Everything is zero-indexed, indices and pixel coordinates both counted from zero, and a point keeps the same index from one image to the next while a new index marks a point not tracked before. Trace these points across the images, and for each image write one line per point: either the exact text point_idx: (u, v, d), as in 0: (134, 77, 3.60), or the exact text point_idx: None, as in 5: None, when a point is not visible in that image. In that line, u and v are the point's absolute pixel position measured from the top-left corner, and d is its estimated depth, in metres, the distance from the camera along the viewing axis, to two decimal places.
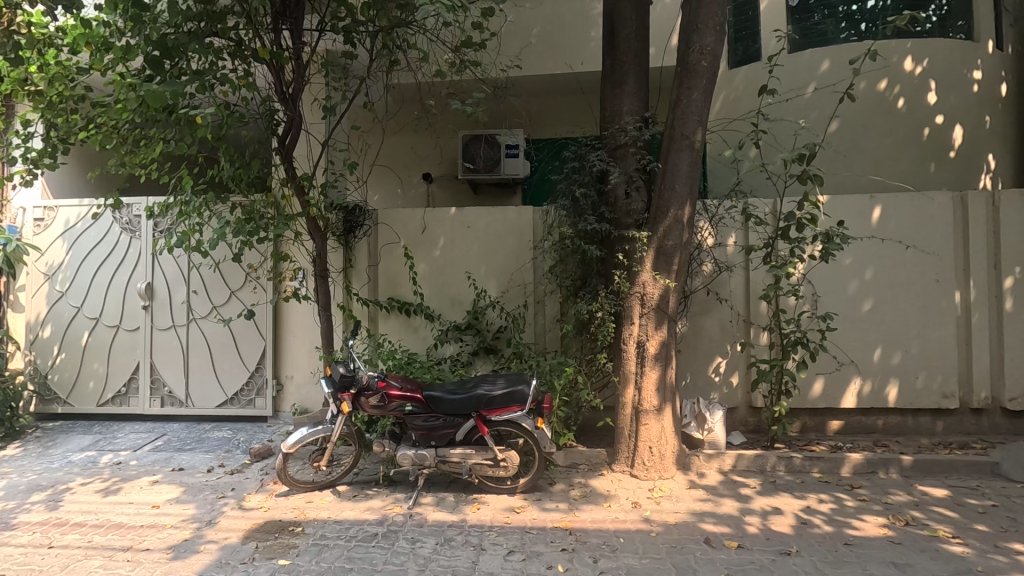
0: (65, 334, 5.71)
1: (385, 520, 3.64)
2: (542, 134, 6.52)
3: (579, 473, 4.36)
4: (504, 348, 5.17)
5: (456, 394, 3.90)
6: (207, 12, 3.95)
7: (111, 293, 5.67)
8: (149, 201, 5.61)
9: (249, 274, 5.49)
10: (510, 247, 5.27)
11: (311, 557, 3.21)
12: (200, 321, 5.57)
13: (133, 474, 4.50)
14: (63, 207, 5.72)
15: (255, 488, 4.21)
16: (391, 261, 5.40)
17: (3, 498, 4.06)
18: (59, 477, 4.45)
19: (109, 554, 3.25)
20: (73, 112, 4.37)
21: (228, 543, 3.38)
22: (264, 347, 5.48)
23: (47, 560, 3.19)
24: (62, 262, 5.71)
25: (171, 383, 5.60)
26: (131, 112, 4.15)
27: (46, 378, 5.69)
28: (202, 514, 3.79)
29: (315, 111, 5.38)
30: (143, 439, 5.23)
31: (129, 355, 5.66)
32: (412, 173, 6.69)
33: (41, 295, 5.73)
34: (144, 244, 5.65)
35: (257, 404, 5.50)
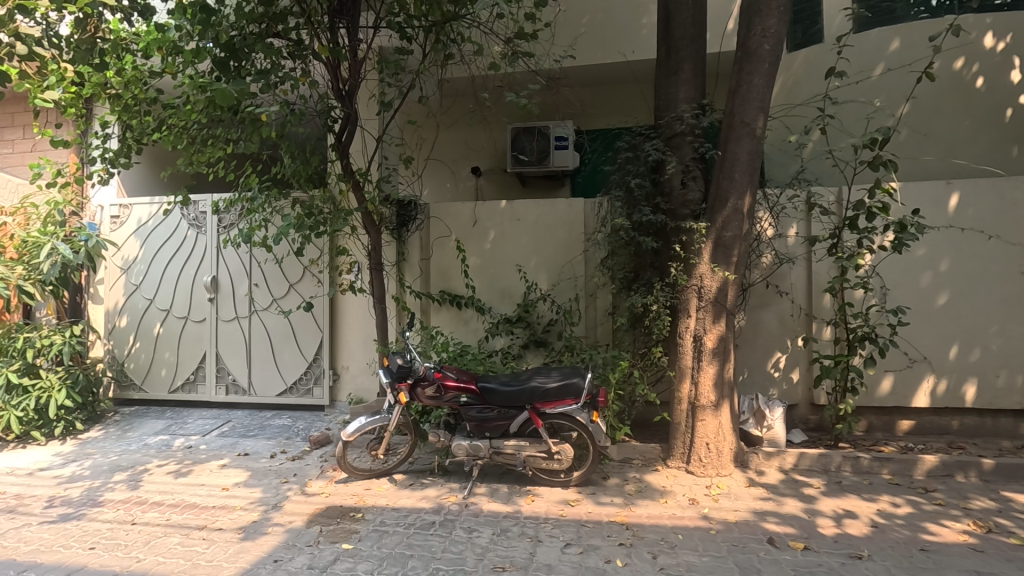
0: (139, 325, 6.06)
1: (442, 510, 3.70)
2: (593, 125, 6.40)
3: (634, 468, 4.31)
4: (556, 341, 5.16)
5: (511, 385, 3.91)
6: (269, 13, 4.08)
7: (180, 285, 5.97)
8: (214, 198, 5.87)
9: (308, 267, 5.67)
10: (561, 240, 5.23)
11: (372, 542, 3.29)
12: (262, 313, 5.79)
13: (203, 458, 4.74)
14: (136, 205, 6.06)
15: (316, 475, 4.36)
16: (443, 254, 5.47)
17: (90, 476, 4.35)
18: (137, 458, 4.74)
19: (186, 533, 3.43)
20: (147, 113, 4.59)
21: (293, 526, 3.51)
22: (321, 338, 5.66)
23: (131, 535, 3.41)
24: (137, 256, 6.05)
25: (236, 372, 5.85)
26: (198, 113, 4.30)
27: (122, 365, 6.06)
28: (268, 497, 3.96)
29: (371, 107, 5.48)
30: (211, 425, 5.50)
31: (196, 345, 5.95)
32: (461, 167, 6.73)
33: (118, 287, 6.10)
34: (209, 239, 5.91)
35: (315, 393, 5.69)
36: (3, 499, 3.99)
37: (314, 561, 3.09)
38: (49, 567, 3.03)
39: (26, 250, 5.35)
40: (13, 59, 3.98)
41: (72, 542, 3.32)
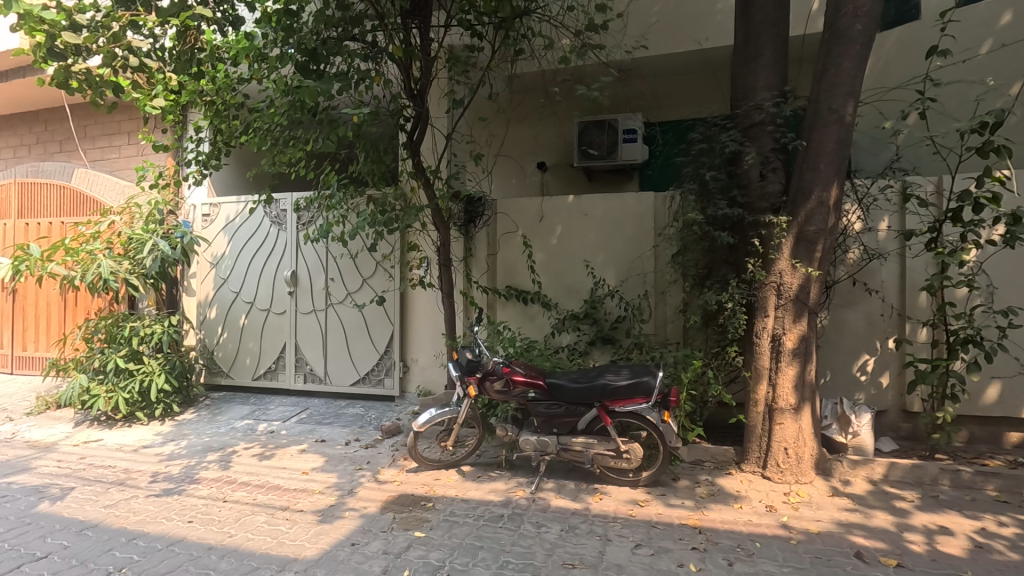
0: (226, 316, 6.49)
1: (510, 503, 3.74)
2: (666, 116, 6.28)
3: (705, 471, 4.17)
4: (624, 339, 5.07)
5: (580, 382, 3.87)
6: (346, 17, 4.22)
7: (263, 279, 6.34)
8: (294, 196, 6.18)
9: (381, 262, 5.87)
10: (629, 235, 5.14)
11: (443, 532, 3.36)
12: (337, 306, 6.05)
13: (284, 443, 5.02)
14: (224, 204, 6.48)
15: (388, 463, 4.51)
16: (510, 250, 5.49)
17: (186, 455, 4.72)
18: (226, 441, 5.09)
19: (271, 512, 3.65)
20: (234, 117, 4.89)
21: (368, 512, 3.65)
22: (392, 331, 5.85)
23: (223, 512, 3.66)
24: (224, 252, 6.47)
25: (313, 361, 6.15)
26: (280, 116, 4.48)
27: (212, 353, 6.52)
28: (344, 483, 4.15)
29: (441, 105, 5.60)
30: (290, 411, 5.82)
31: (277, 336, 6.30)
32: (527, 162, 6.74)
33: (208, 281, 6.56)
34: (289, 235, 6.24)
35: (386, 384, 5.88)
36: (114, 473, 4.39)
37: (388, 546, 3.19)
38: (154, 537, 3.31)
39: (131, 247, 5.86)
40: (122, 71, 4.35)
41: (173, 514, 3.61)
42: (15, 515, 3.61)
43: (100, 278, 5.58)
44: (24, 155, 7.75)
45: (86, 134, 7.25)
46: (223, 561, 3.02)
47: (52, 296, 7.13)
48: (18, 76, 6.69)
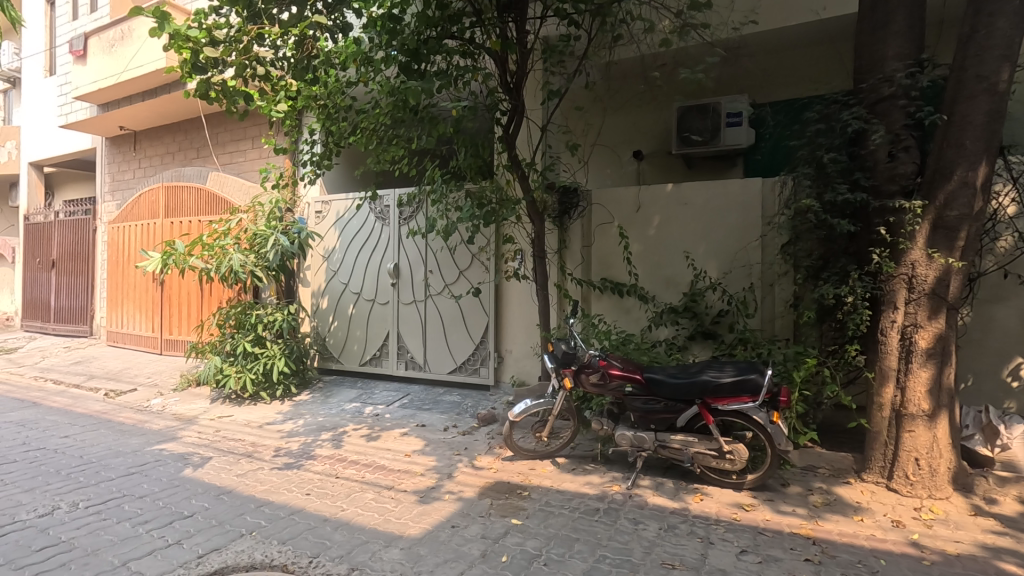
0: (337, 306, 6.97)
1: (605, 497, 3.69)
2: (776, 96, 5.90)
3: (819, 478, 3.87)
4: (726, 334, 4.81)
5: (680, 377, 3.73)
6: (445, 16, 4.30)
7: (368, 271, 6.74)
8: (397, 193, 6.50)
9: (477, 255, 6.01)
10: (734, 224, 4.86)
11: (539, 521, 3.39)
12: (436, 297, 6.28)
13: (388, 425, 5.32)
14: (334, 201, 6.96)
15: (484, 450, 4.62)
16: (606, 241, 5.40)
17: (303, 433, 5.14)
18: (337, 421, 5.48)
19: (378, 490, 3.88)
20: (344, 119, 5.10)
21: (466, 496, 3.77)
22: (488, 322, 5.97)
23: (336, 487, 3.96)
24: (335, 246, 6.95)
25: (413, 350, 6.44)
26: (385, 116, 4.69)
27: (324, 340, 7.03)
28: (443, 466, 4.32)
29: (536, 97, 5.63)
30: (393, 397, 6.14)
31: (381, 325, 6.66)
32: (623, 151, 6.61)
33: (321, 273, 7.08)
34: (391, 229, 6.56)
35: (481, 373, 6.02)
36: (243, 446, 4.89)
37: (486, 531, 3.27)
38: (278, 505, 3.63)
39: (256, 242, 6.47)
40: (249, 81, 4.78)
41: (294, 486, 3.95)
42: (167, 477, 4.13)
43: (231, 271, 6.23)
44: (172, 162, 8.86)
45: (218, 142, 8.15)
46: (337, 532, 3.25)
47: (192, 286, 8.05)
48: (165, 93, 7.61)
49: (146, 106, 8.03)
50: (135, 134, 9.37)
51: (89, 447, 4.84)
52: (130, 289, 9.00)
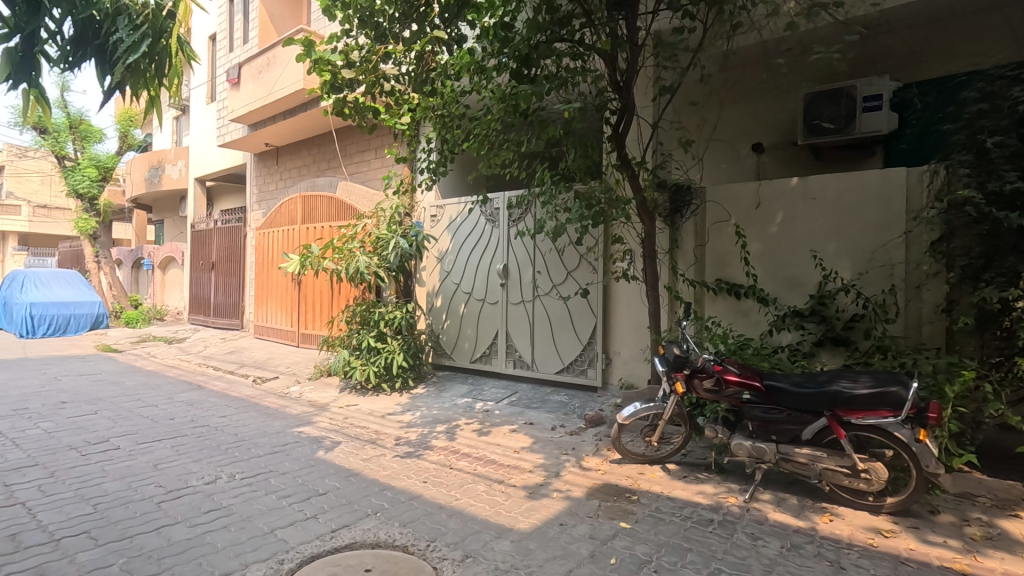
0: (449, 305, 7.32)
1: (721, 509, 3.53)
2: (926, 74, 5.27)
3: (978, 508, 3.40)
4: (862, 341, 4.37)
5: (805, 387, 3.47)
6: (554, 19, 4.36)
7: (479, 272, 6.99)
8: (507, 196, 6.68)
9: (585, 255, 6.01)
10: (871, 219, 4.41)
11: (649, 526, 3.32)
12: (544, 298, 6.37)
13: (498, 422, 5.49)
14: (448, 206, 7.33)
15: (592, 451, 4.61)
16: (721, 240, 5.15)
17: (420, 425, 5.47)
18: (450, 415, 5.76)
19: (489, 483, 4.03)
20: (458, 127, 5.17)
21: (574, 496, 3.79)
22: (596, 323, 5.94)
23: (451, 477, 4.17)
24: (448, 248, 7.31)
25: (521, 349, 6.56)
26: (496, 123, 4.81)
27: (438, 337, 7.41)
28: (551, 465, 4.38)
29: (647, 95, 5.52)
30: (502, 394, 6.32)
31: (491, 324, 6.88)
32: (740, 145, 6.30)
33: (435, 273, 7.53)
34: (501, 231, 6.75)
35: (589, 374, 6.00)
36: (368, 433, 5.31)
37: (594, 532, 3.27)
38: (399, 490, 3.91)
39: (379, 245, 6.98)
40: (376, 96, 5.18)
41: (412, 474, 4.22)
42: (304, 458, 4.60)
43: (357, 272, 6.78)
44: (308, 174, 9.85)
45: (346, 153, 8.99)
46: (451, 520, 3.43)
47: (324, 286, 8.87)
48: (303, 112, 8.47)
49: (287, 125, 9.00)
50: (277, 149, 10.54)
51: (243, 427, 5.52)
52: (273, 288, 10.12)
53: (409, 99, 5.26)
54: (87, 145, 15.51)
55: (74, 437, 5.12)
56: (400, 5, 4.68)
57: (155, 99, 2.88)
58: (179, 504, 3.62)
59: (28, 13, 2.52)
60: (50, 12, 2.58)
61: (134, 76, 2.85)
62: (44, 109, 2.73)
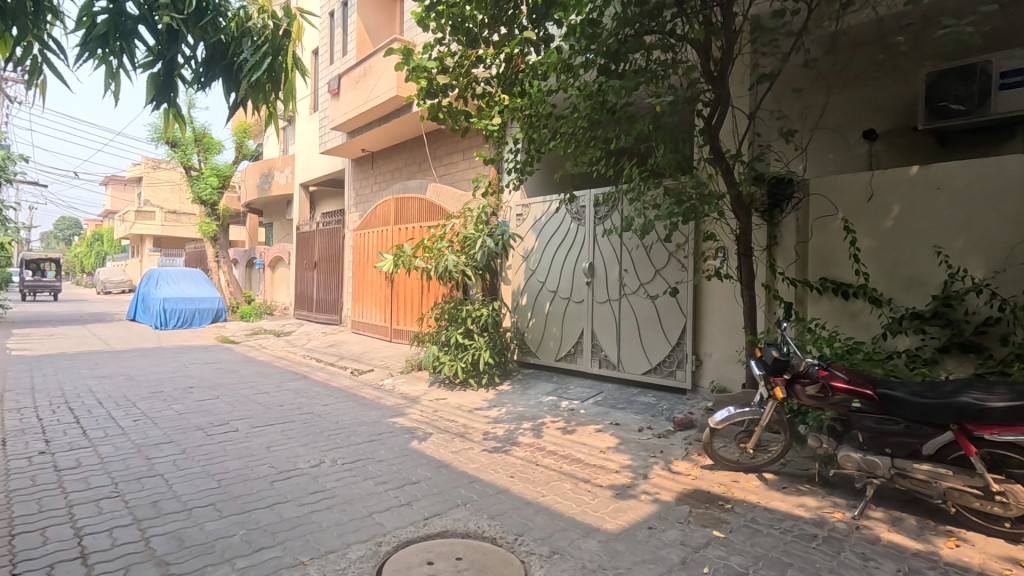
0: (535, 303, 7.38)
1: (825, 524, 3.29)
2: None
3: None
4: (997, 347, 3.92)
5: (926, 397, 3.15)
6: (644, 11, 4.26)
7: (564, 270, 6.98)
8: (593, 193, 6.64)
9: (674, 253, 5.83)
10: (1009, 210, 3.93)
11: (745, 537, 3.17)
12: (631, 296, 6.25)
13: (584, 421, 5.47)
14: (534, 205, 7.39)
15: (682, 455, 4.47)
16: (826, 235, 4.78)
17: (507, 421, 5.57)
18: (536, 413, 5.81)
19: (575, 482, 4.02)
20: (545, 126, 5.21)
21: (663, 500, 3.70)
22: (685, 323, 5.74)
23: (537, 473, 4.21)
24: (534, 247, 7.38)
25: (607, 348, 6.48)
26: (582, 120, 4.76)
27: (524, 335, 7.48)
28: (639, 467, 4.30)
29: (743, 84, 5.26)
30: (587, 393, 6.28)
31: (576, 323, 6.85)
32: (849, 132, 5.87)
33: (520, 272, 7.60)
34: (587, 229, 6.72)
35: (678, 376, 5.81)
36: (456, 426, 5.49)
37: (685, 539, 3.17)
38: (487, 483, 4.00)
39: (467, 244, 7.17)
40: (467, 100, 5.34)
41: (500, 468, 4.31)
42: (398, 447, 4.84)
43: (446, 270, 7.02)
44: (400, 177, 10.33)
45: (436, 156, 9.34)
46: (538, 516, 3.47)
47: (415, 284, 9.26)
48: (397, 118, 8.89)
49: (382, 130, 9.48)
50: (373, 155, 11.14)
51: (343, 416, 5.90)
52: (368, 286, 10.72)
53: (499, 99, 5.39)
54: (210, 156, 17.21)
55: (201, 418, 5.73)
56: (490, 9, 4.72)
57: (273, 112, 3.15)
58: (289, 484, 3.94)
59: (168, 42, 2.86)
60: (186, 40, 2.90)
61: (255, 92, 3.13)
62: (180, 125, 3.09)
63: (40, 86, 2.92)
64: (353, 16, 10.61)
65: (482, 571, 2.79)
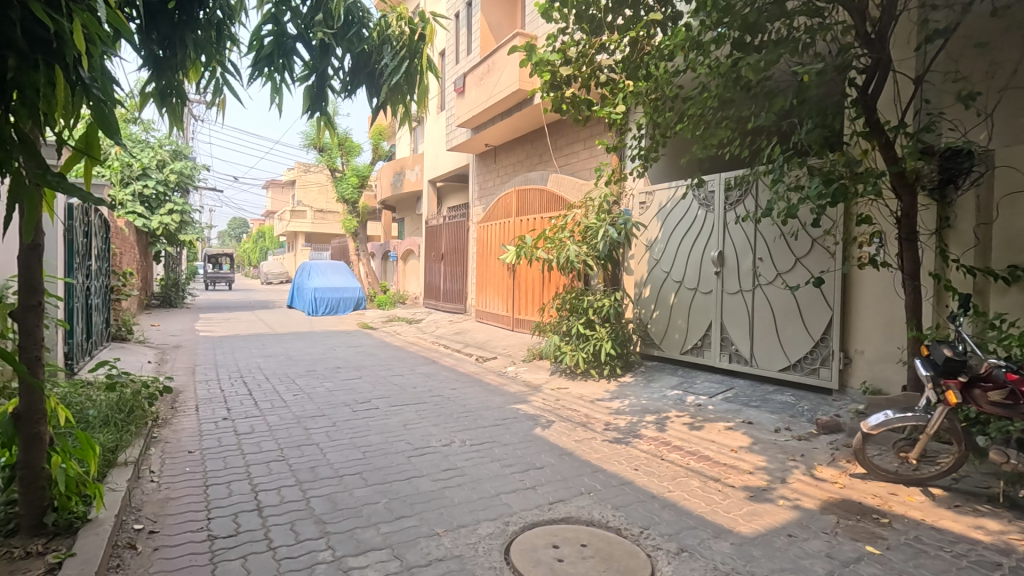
0: (658, 294, 7.13)
1: (1013, 553, 2.82)
2: None
3: None
4: None
5: None
6: None
7: (691, 259, 6.67)
8: (723, 177, 6.25)
9: (819, 239, 5.31)
10: None
11: (907, 557, 2.82)
12: (766, 287, 5.80)
13: (712, 418, 5.21)
14: (658, 192, 7.14)
15: (827, 461, 4.08)
16: (1017, 216, 4.06)
17: (629, 413, 5.49)
18: (660, 406, 5.65)
19: (704, 480, 3.86)
20: (670, 110, 4.98)
21: (805, 507, 3.41)
22: (832, 316, 5.21)
23: (663, 468, 4.10)
24: (657, 236, 7.13)
25: (738, 342, 6.08)
26: (714, 100, 4.47)
27: (646, 327, 7.27)
28: (776, 470, 4.00)
29: (908, 45, 4.63)
30: (716, 388, 5.96)
31: (704, 315, 6.51)
32: None
33: (644, 262, 7.37)
34: (716, 216, 6.36)
35: (821, 374, 5.30)
36: (578, 416, 5.52)
37: (832, 550, 2.90)
38: (610, 474, 3.98)
39: (589, 234, 7.14)
40: (590, 88, 5.29)
41: (624, 460, 4.26)
42: (523, 433, 4.98)
43: (568, 261, 7.04)
44: (522, 169, 10.54)
45: (557, 146, 9.40)
46: (665, 511, 3.38)
47: (537, 274, 9.41)
48: (519, 112, 9.08)
49: (505, 125, 9.73)
50: (495, 149, 11.48)
51: (470, 400, 6.20)
52: (491, 276, 11.10)
53: (624, 85, 5.26)
54: (351, 159, 18.86)
55: (347, 395, 6.36)
56: None
57: (409, 114, 3.39)
58: (423, 461, 4.24)
59: (321, 57, 3.19)
60: (335, 52, 3.24)
61: (394, 95, 3.38)
62: (331, 130, 3.44)
63: (224, 104, 3.41)
64: (478, 15, 10.99)
65: (608, 560, 2.79)
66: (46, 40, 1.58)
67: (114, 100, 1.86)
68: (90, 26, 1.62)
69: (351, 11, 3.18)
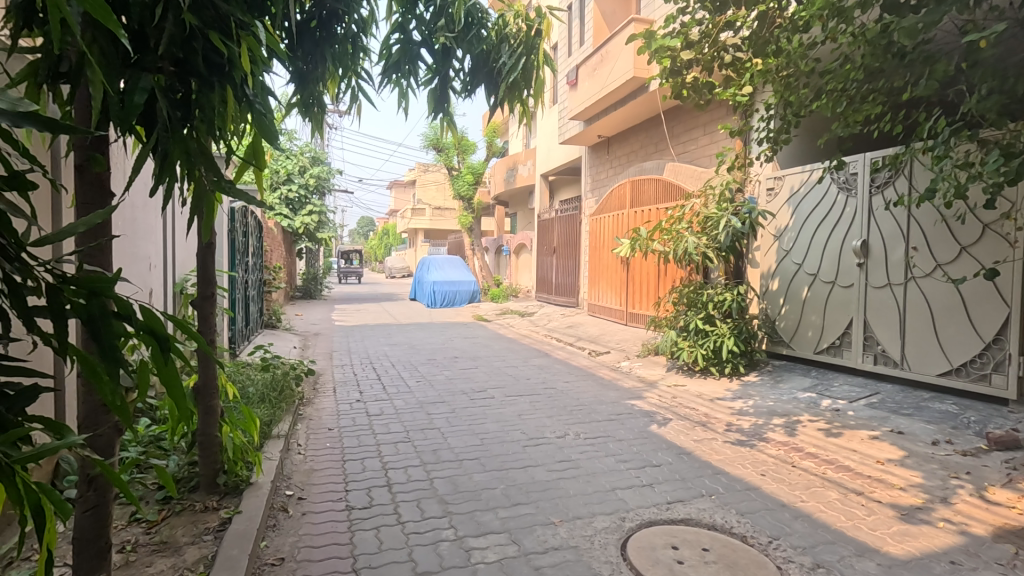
0: (787, 287, 6.56)
1: None
2: None
3: None
4: None
5: None
6: None
7: (828, 250, 6.06)
8: (869, 158, 5.61)
9: (992, 224, 4.58)
10: None
11: None
12: (922, 280, 5.12)
13: (853, 424, 4.71)
14: (789, 177, 6.58)
15: (1000, 482, 3.52)
16: None
17: (755, 414, 5.14)
18: (790, 409, 5.23)
19: (844, 492, 3.51)
20: (805, 87, 4.57)
21: (973, 533, 2.97)
22: (1010, 314, 4.46)
23: (794, 476, 3.79)
24: (787, 224, 6.58)
25: (886, 342, 5.43)
26: (858, 72, 4.02)
27: (774, 323, 6.74)
28: (934, 488, 3.53)
29: None
30: (858, 392, 5.38)
31: (843, 311, 5.89)
32: None
33: (771, 253, 6.82)
34: (860, 201, 5.72)
35: (994, 381, 4.56)
36: (698, 415, 5.29)
37: None
38: (734, 477, 3.76)
39: (708, 224, 6.79)
40: (713, 71, 5.01)
41: (749, 464, 4.01)
42: (638, 429, 4.87)
43: (685, 252, 6.73)
44: (637, 159, 10.25)
45: (675, 133, 9.02)
46: (797, 522, 3.13)
47: (652, 267, 9.12)
48: (634, 100, 8.84)
49: (619, 114, 9.52)
50: (608, 140, 11.28)
51: (583, 393, 6.19)
52: (604, 270, 10.95)
53: (752, 63, 4.92)
54: (467, 157, 19.59)
55: (465, 384, 6.65)
56: None
57: (525, 109, 3.44)
58: (538, 451, 4.31)
59: (443, 61, 3.34)
60: (456, 55, 3.37)
61: (511, 92, 3.45)
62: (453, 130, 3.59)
63: (359, 112, 3.72)
64: (592, 5, 10.85)
65: (733, 567, 2.65)
66: (221, 64, 1.80)
67: (271, 112, 2.08)
68: (254, 49, 1.83)
69: (471, 14, 3.30)
